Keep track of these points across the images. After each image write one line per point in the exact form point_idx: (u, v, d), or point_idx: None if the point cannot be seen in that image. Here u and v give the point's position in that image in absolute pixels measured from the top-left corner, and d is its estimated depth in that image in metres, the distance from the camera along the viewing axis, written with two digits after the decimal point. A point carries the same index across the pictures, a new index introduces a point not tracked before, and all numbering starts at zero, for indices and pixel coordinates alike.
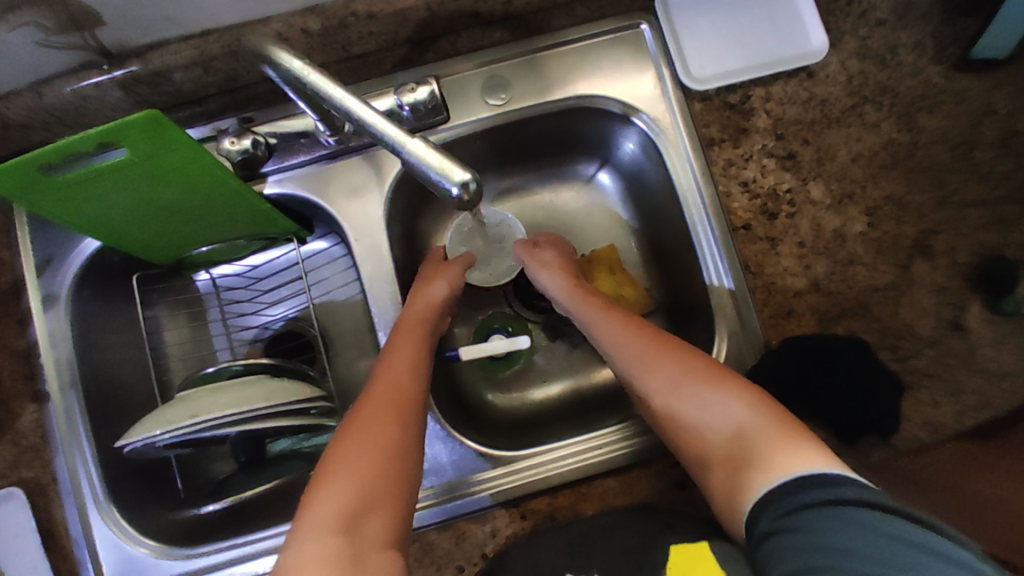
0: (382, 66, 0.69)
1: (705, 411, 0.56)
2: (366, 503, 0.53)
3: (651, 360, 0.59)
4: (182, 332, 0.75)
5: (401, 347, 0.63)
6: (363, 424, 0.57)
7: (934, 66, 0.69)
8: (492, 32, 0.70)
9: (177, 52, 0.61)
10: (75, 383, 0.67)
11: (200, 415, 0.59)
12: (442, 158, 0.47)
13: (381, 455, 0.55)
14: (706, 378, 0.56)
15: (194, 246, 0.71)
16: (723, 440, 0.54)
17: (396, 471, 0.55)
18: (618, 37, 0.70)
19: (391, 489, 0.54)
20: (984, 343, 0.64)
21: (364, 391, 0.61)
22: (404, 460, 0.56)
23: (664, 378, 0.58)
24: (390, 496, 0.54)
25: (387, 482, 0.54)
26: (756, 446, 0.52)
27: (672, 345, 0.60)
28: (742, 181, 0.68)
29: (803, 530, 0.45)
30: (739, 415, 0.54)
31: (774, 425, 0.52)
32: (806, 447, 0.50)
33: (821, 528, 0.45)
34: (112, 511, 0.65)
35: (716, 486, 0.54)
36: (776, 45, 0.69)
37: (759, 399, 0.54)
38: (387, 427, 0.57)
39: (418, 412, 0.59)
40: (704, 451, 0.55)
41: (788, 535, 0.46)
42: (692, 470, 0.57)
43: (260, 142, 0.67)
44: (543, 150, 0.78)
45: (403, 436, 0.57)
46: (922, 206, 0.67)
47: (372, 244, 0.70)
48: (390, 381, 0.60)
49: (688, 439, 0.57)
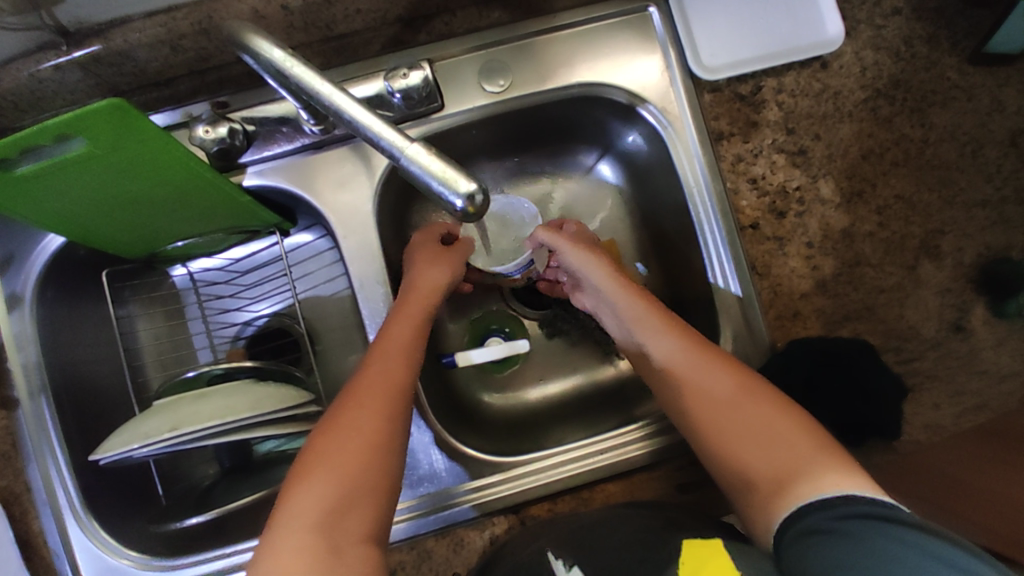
0: (370, 47, 0.64)
1: (741, 419, 0.53)
2: (343, 507, 0.50)
3: (681, 359, 0.57)
4: (158, 330, 0.72)
5: (393, 336, 0.59)
6: (348, 418, 0.53)
7: (950, 59, 0.66)
8: (490, 12, 0.65)
9: (140, 30, 0.55)
10: (45, 388, 0.62)
11: (180, 427, 0.55)
12: (445, 166, 0.41)
13: (362, 454, 0.52)
14: (741, 386, 0.54)
15: (167, 241, 0.66)
16: (760, 453, 0.51)
17: (379, 473, 0.52)
18: (624, 20, 0.66)
19: (372, 493, 0.51)
20: (986, 346, 0.63)
21: (350, 380, 0.57)
22: (387, 461, 0.53)
23: (695, 379, 0.56)
24: (370, 500, 0.51)
25: (368, 485, 0.51)
26: (787, 461, 0.49)
27: (691, 343, 0.57)
28: (751, 178, 0.66)
29: (843, 535, 0.42)
30: (776, 429, 0.51)
31: (815, 446, 0.49)
32: (837, 468, 0.47)
33: (863, 536, 0.42)
34: (91, 522, 0.62)
35: (742, 499, 0.51)
36: (788, 33, 0.65)
37: (801, 418, 0.51)
38: (372, 425, 0.53)
39: (406, 409, 0.56)
40: (724, 462, 0.53)
41: (820, 539, 0.43)
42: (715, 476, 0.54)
43: (237, 130, 0.63)
44: (540, 139, 0.75)
45: (388, 434, 0.53)
46: (930, 205, 0.65)
47: (362, 241, 0.66)
48: (379, 371, 0.56)
49: (718, 447, 0.53)
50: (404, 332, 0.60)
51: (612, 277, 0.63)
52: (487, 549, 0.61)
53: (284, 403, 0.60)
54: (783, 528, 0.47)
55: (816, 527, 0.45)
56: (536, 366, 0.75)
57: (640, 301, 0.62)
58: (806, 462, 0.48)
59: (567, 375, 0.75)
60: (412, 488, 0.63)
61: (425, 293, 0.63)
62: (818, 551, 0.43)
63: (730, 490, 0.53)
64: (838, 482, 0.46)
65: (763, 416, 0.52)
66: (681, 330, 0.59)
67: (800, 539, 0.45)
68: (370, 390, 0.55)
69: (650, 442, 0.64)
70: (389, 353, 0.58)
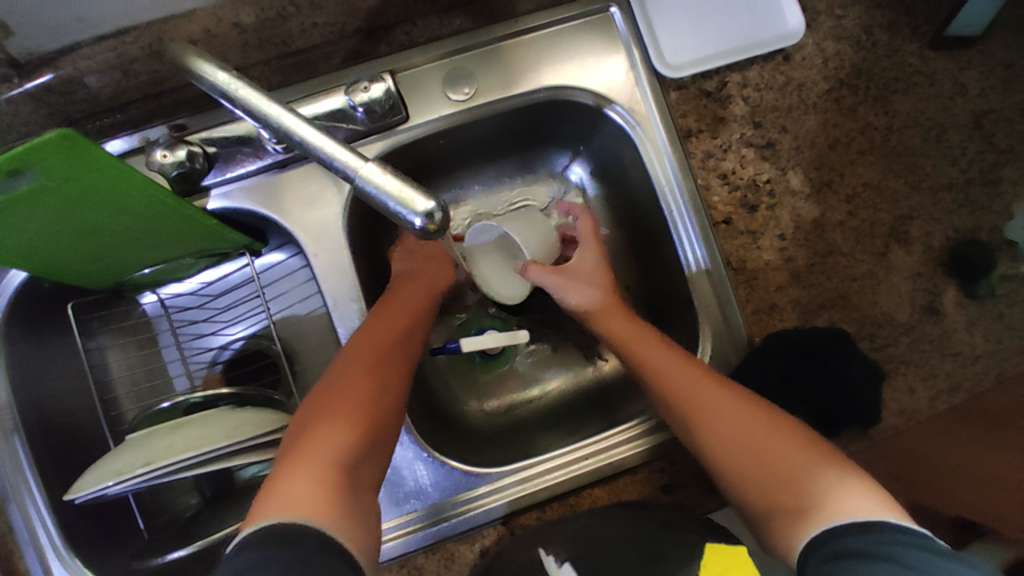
0: (330, 61, 0.63)
1: (752, 438, 0.54)
2: (350, 470, 0.49)
3: (675, 370, 0.59)
4: (131, 360, 0.70)
5: (384, 321, 0.61)
6: (343, 393, 0.54)
7: (911, 45, 0.66)
8: (451, 19, 0.64)
9: (90, 56, 0.53)
10: (18, 429, 0.60)
11: (155, 462, 0.54)
12: (402, 185, 0.40)
13: (361, 435, 0.52)
14: (738, 407, 0.55)
15: (135, 268, 0.65)
16: (777, 473, 0.51)
17: (374, 453, 0.53)
18: (587, 21, 0.65)
19: (367, 467, 0.52)
20: (958, 328, 0.64)
21: (337, 364, 0.58)
22: (380, 445, 0.54)
23: (700, 395, 0.57)
24: (366, 474, 0.51)
25: (366, 457, 0.52)
26: (806, 475, 0.50)
27: (680, 356, 0.61)
28: (721, 173, 0.66)
29: (864, 556, 0.41)
30: (784, 453, 0.52)
31: (828, 463, 0.50)
32: (852, 488, 0.46)
33: (889, 556, 0.40)
34: (74, 561, 0.60)
35: (748, 495, 0.52)
36: (750, 28, 0.65)
37: (805, 438, 0.53)
38: (370, 407, 0.54)
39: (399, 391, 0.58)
40: (731, 472, 0.54)
41: (842, 562, 0.42)
42: (725, 490, 0.55)
43: (197, 153, 0.61)
44: (511, 144, 0.74)
45: (384, 418, 0.55)
46: (898, 191, 0.66)
47: (334, 257, 0.65)
48: (372, 350, 0.58)
49: (727, 460, 0.54)
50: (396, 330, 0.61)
51: (612, 302, 0.67)
52: (478, 562, 0.62)
53: (263, 428, 0.59)
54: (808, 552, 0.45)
55: (837, 545, 0.43)
56: (518, 372, 0.75)
57: (626, 319, 0.66)
58: (823, 480, 0.48)
59: (546, 380, 0.75)
60: (398, 506, 0.62)
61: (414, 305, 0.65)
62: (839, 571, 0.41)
63: (735, 489, 0.54)
64: (857, 503, 0.45)
65: (765, 437, 0.53)
66: (657, 348, 0.62)
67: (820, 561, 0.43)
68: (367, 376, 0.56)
69: (636, 446, 0.64)
70: (382, 344, 0.59)
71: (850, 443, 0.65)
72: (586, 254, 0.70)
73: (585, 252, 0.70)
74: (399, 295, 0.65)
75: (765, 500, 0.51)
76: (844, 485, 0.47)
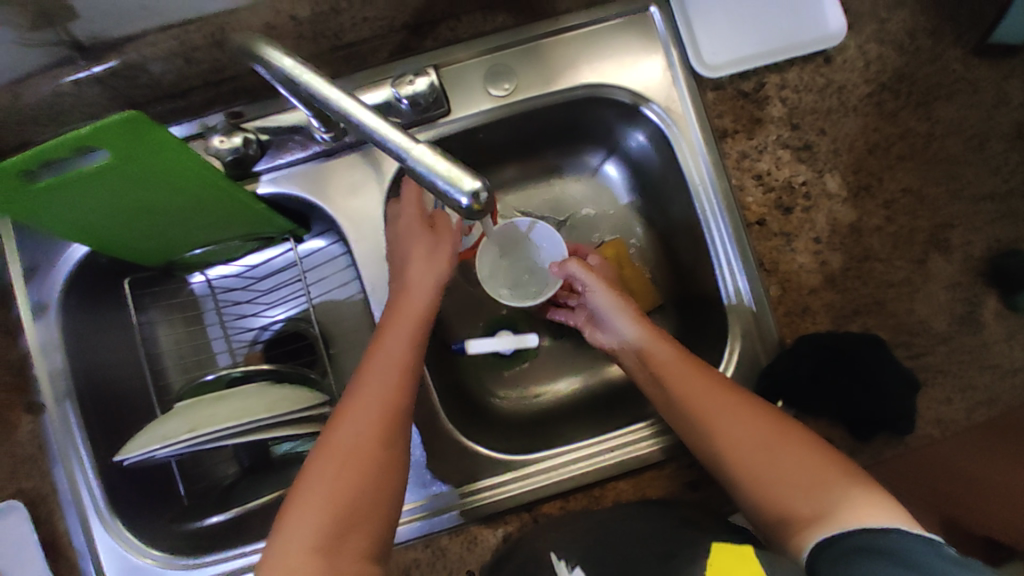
0: (377, 55, 0.66)
1: (764, 452, 0.55)
2: (352, 506, 0.52)
3: (693, 383, 0.59)
4: (178, 335, 0.73)
5: (388, 342, 0.59)
6: (341, 435, 0.54)
7: (955, 50, 0.65)
8: (494, 16, 0.66)
9: (154, 44, 0.57)
10: (70, 394, 0.65)
11: (199, 428, 0.57)
12: (451, 166, 0.42)
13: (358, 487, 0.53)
14: (757, 420, 0.56)
15: (186, 249, 0.68)
16: (793, 489, 0.52)
17: (387, 469, 0.55)
18: (626, 21, 0.67)
19: (374, 496, 0.54)
20: (997, 339, 0.63)
21: (345, 395, 0.57)
22: (393, 458, 0.55)
23: (719, 408, 0.58)
24: (372, 503, 0.53)
25: (365, 506, 0.53)
26: (825, 501, 0.50)
27: (699, 371, 0.60)
28: (756, 174, 0.66)
29: (875, 552, 0.44)
30: (797, 465, 0.53)
31: (845, 479, 0.51)
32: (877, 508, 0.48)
33: (897, 556, 0.43)
34: (116, 523, 0.64)
35: (760, 502, 0.54)
36: (791, 29, 0.66)
37: (823, 452, 0.54)
38: (375, 429, 0.55)
39: (401, 423, 0.57)
40: (746, 475, 0.55)
41: (859, 555, 0.45)
42: (735, 494, 0.56)
43: (251, 140, 0.65)
44: (548, 140, 0.75)
45: (392, 436, 0.56)
46: (938, 199, 0.65)
47: (372, 245, 0.68)
48: (374, 384, 0.57)
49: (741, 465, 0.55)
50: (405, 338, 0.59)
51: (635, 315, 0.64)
52: (499, 547, 0.63)
53: (299, 403, 0.62)
54: (816, 554, 0.48)
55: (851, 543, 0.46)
56: (545, 365, 0.76)
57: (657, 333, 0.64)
58: (842, 500, 0.49)
59: (574, 375, 0.76)
60: (423, 487, 0.64)
61: (427, 295, 0.61)
62: (853, 565, 0.44)
63: (749, 494, 0.54)
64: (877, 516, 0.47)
65: (784, 451, 0.54)
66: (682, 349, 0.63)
67: (833, 555, 0.47)
68: (372, 398, 0.56)
69: (661, 441, 0.65)
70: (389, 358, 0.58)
71: (882, 451, 0.64)
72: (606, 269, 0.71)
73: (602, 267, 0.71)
74: (412, 287, 0.61)
75: (775, 509, 0.53)
76: (859, 497, 0.49)
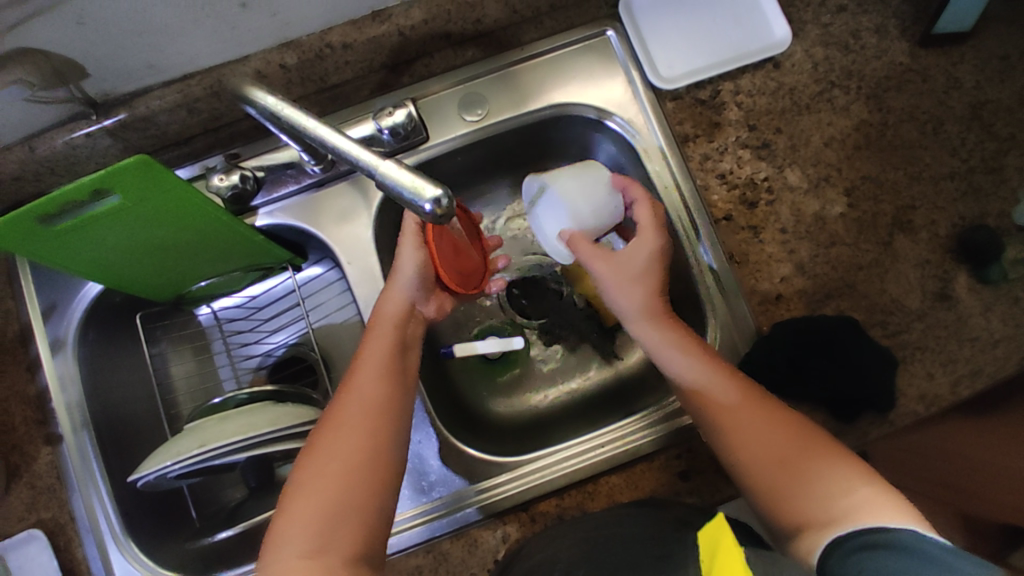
0: (360, 93, 0.72)
1: (750, 436, 0.58)
2: (344, 511, 0.55)
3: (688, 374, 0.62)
4: (187, 366, 0.77)
5: (371, 350, 0.63)
6: (327, 441, 0.58)
7: (900, 45, 0.70)
8: (464, 51, 0.72)
9: (161, 97, 0.63)
10: (87, 424, 0.68)
11: (208, 444, 0.60)
12: (413, 177, 0.46)
13: (348, 486, 0.56)
14: (752, 405, 0.59)
15: (192, 282, 0.73)
16: (783, 471, 0.56)
17: (374, 471, 0.57)
18: (587, 45, 0.72)
19: (366, 492, 0.57)
20: (973, 312, 0.65)
21: (331, 402, 0.61)
22: (379, 462, 0.58)
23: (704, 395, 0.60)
24: (366, 498, 0.56)
25: (357, 503, 0.56)
26: (826, 488, 0.53)
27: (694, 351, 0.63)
28: (720, 173, 0.70)
29: (882, 549, 0.46)
30: (781, 444, 0.57)
31: (846, 464, 0.54)
32: (885, 508, 0.49)
33: (906, 551, 0.45)
34: (130, 545, 0.66)
35: (761, 488, 0.56)
36: (740, 40, 0.71)
37: (810, 431, 0.58)
38: (357, 436, 0.58)
39: (388, 422, 0.60)
40: (743, 460, 0.58)
41: (875, 553, 0.46)
42: (737, 476, 0.58)
43: (248, 177, 0.70)
44: (526, 159, 0.80)
45: (375, 441, 0.59)
46: (898, 183, 0.68)
47: (364, 266, 0.72)
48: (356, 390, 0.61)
49: (739, 447, 0.58)
50: (380, 351, 0.63)
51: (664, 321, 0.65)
52: (500, 548, 0.64)
53: (301, 418, 0.65)
54: (824, 553, 0.49)
55: (864, 547, 0.47)
56: (538, 372, 0.79)
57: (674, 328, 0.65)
58: (842, 483, 0.53)
59: (568, 381, 0.78)
60: (423, 495, 0.67)
61: (398, 308, 0.65)
62: (865, 566, 0.46)
63: (751, 476, 0.57)
64: (884, 513, 0.49)
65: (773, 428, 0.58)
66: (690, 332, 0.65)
67: (847, 557, 0.48)
68: (351, 409, 0.60)
69: (649, 433, 0.67)
70: (368, 370, 0.62)
71: (869, 431, 0.65)
72: (639, 250, 0.66)
73: (639, 247, 0.66)
74: (386, 300, 0.66)
75: (776, 495, 0.55)
76: (856, 483, 0.52)
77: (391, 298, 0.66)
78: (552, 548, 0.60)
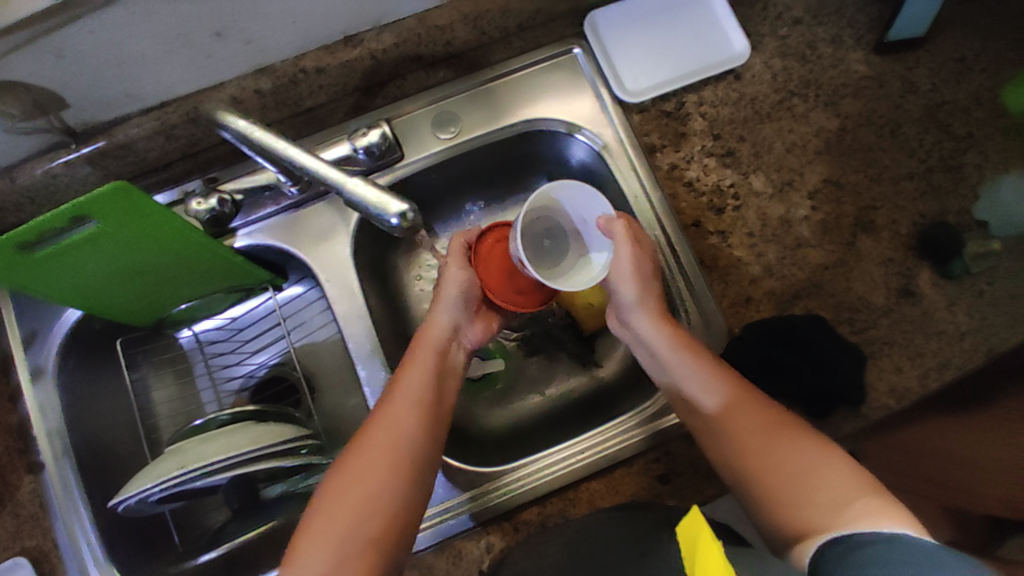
0: (335, 115, 0.74)
1: (727, 427, 0.59)
2: (363, 531, 0.56)
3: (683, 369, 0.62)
4: (169, 390, 0.77)
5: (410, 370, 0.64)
6: (356, 458, 0.59)
7: (855, 54, 0.73)
8: (436, 72, 0.74)
9: (139, 125, 0.64)
10: (67, 451, 0.68)
11: (188, 465, 0.61)
12: (379, 193, 0.51)
13: (371, 506, 0.57)
14: (737, 399, 0.59)
15: (173, 305, 0.74)
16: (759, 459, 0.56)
17: (399, 494, 0.58)
18: (554, 62, 0.74)
19: (387, 515, 0.57)
20: (938, 306, 0.67)
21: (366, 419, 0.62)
22: (405, 486, 0.59)
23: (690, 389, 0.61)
24: (388, 521, 0.57)
25: (377, 524, 0.57)
26: (798, 476, 0.54)
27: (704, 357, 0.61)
28: (686, 181, 0.72)
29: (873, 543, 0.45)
30: (754, 434, 0.57)
31: (816, 448, 0.55)
32: (863, 499, 0.50)
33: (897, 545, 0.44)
34: (112, 572, 0.66)
35: (740, 479, 0.57)
36: (701, 54, 0.73)
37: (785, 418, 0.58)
38: (383, 462, 0.59)
39: (419, 445, 0.60)
40: (723, 451, 0.58)
41: (864, 546, 0.46)
42: (718, 467, 0.59)
43: (226, 200, 0.70)
44: (500, 175, 0.82)
45: (401, 466, 0.59)
46: (859, 184, 0.70)
47: (342, 282, 0.73)
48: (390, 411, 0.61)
49: (716, 439, 0.59)
50: (419, 372, 0.63)
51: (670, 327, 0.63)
52: (485, 559, 0.65)
53: (282, 436, 0.65)
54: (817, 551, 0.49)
55: (856, 542, 0.47)
56: (520, 382, 0.80)
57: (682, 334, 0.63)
58: (816, 471, 0.54)
59: (548, 389, 0.79)
60: None
61: (441, 331, 0.66)
62: (854, 557, 0.45)
63: (729, 468, 0.58)
64: (857, 509, 0.50)
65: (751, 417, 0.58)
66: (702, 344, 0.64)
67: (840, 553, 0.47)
68: (381, 434, 0.60)
69: (627, 438, 0.67)
70: (399, 398, 0.62)
71: (842, 425, 0.66)
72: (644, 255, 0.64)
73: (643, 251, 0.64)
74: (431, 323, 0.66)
75: (754, 487, 0.56)
76: (829, 471, 0.53)
77: (428, 329, 0.66)
78: (535, 556, 0.60)
